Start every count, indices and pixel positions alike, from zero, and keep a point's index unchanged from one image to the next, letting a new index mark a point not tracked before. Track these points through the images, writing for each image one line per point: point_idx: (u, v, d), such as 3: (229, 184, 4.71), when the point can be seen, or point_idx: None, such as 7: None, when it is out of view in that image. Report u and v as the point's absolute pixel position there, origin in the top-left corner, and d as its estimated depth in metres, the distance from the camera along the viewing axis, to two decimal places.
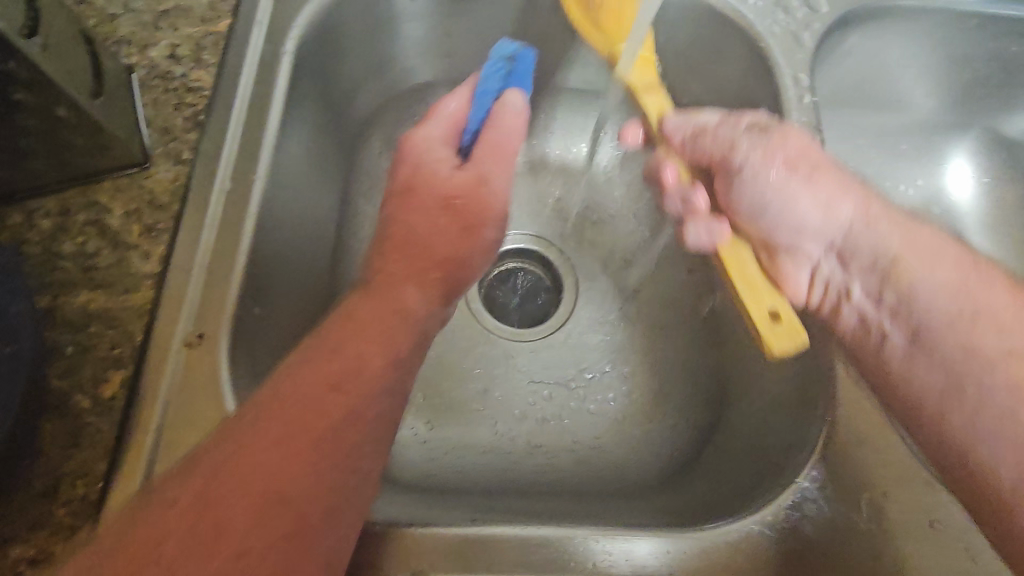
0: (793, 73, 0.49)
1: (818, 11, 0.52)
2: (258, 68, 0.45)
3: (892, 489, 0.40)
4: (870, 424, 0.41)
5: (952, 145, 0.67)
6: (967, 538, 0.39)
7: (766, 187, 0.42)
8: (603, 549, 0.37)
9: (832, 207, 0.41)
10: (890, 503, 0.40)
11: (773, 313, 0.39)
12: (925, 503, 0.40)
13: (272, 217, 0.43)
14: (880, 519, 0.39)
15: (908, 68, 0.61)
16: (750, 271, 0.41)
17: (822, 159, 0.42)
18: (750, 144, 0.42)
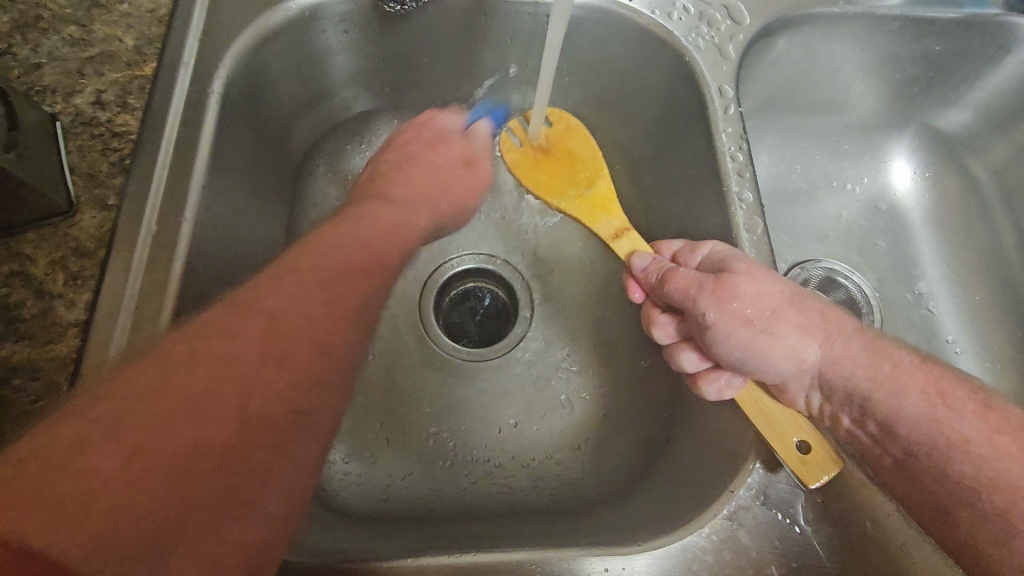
0: (718, 86, 0.50)
1: (740, 23, 0.53)
2: (185, 108, 0.45)
3: (834, 492, 0.39)
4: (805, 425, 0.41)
5: (892, 143, 0.68)
6: (904, 538, 0.38)
7: (734, 349, 0.39)
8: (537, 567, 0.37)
9: (799, 353, 0.39)
10: (832, 506, 0.39)
11: (801, 445, 0.39)
12: (868, 505, 0.39)
13: (205, 257, 0.43)
14: (818, 523, 0.39)
15: (839, 72, 0.63)
16: (773, 412, 0.40)
17: (780, 300, 0.40)
18: (711, 305, 0.40)
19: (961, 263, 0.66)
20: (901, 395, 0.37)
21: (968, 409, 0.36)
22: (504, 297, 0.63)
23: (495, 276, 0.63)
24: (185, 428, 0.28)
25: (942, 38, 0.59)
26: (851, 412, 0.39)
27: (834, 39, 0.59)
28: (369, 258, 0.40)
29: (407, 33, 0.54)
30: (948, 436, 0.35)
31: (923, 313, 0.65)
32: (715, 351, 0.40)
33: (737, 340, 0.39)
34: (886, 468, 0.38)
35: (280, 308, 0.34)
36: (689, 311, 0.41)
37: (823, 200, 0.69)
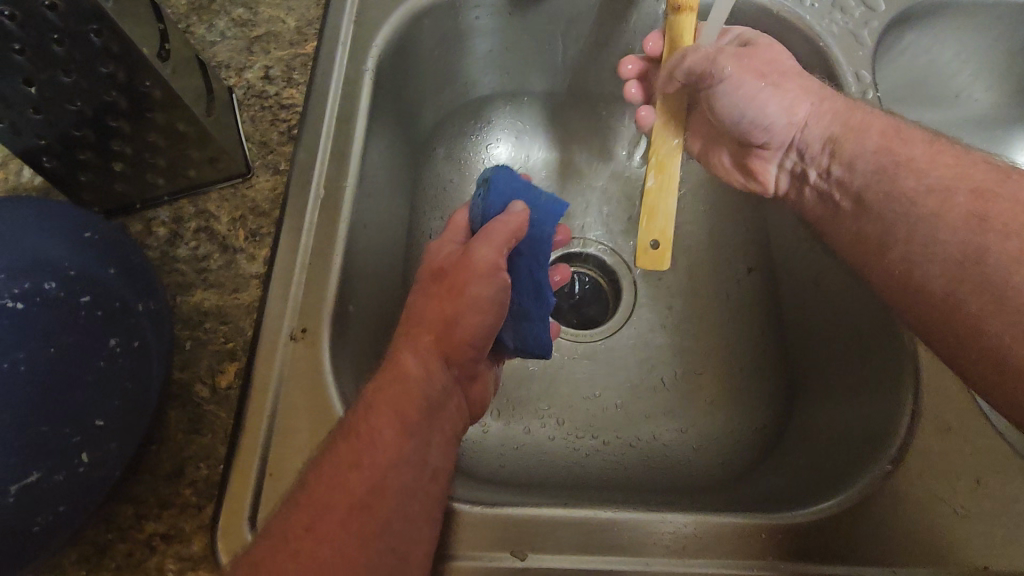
0: (853, 71, 0.50)
1: (875, 9, 0.53)
2: (345, 83, 0.48)
3: (987, 477, 0.38)
4: (956, 411, 0.40)
5: (1017, 138, 0.66)
6: None
7: (743, 88, 0.46)
8: (669, 523, 0.38)
9: (792, 110, 0.46)
10: (984, 492, 0.38)
11: (653, 243, 0.49)
12: (1022, 491, 0.38)
13: (361, 222, 0.46)
14: (968, 506, 0.38)
15: (966, 64, 0.61)
16: (663, 200, 0.49)
17: (789, 66, 0.47)
18: (731, 59, 0.46)
19: None
20: (862, 137, 0.44)
21: (921, 140, 0.42)
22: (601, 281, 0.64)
23: (595, 260, 0.64)
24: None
25: None
26: (823, 162, 0.46)
27: (964, 30, 0.58)
28: (410, 400, 0.37)
29: (537, 18, 0.56)
30: (896, 160, 0.42)
31: None
32: (717, 101, 0.49)
33: (745, 87, 0.46)
34: (844, 219, 0.45)
35: (373, 440, 0.35)
36: (704, 75, 0.47)
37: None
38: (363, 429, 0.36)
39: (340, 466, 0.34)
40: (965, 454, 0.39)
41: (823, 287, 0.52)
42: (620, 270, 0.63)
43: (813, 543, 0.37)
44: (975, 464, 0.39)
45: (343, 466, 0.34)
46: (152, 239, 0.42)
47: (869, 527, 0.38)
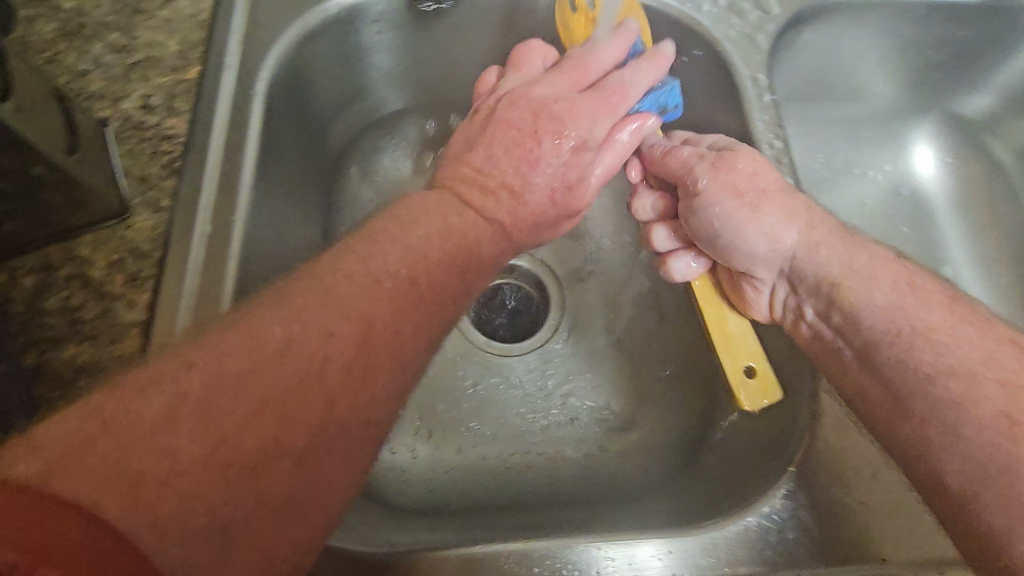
0: (751, 75, 0.51)
1: (770, 12, 0.54)
2: (232, 109, 0.45)
3: (882, 471, 0.39)
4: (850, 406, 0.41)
5: (914, 128, 0.69)
6: None
7: (718, 213, 0.43)
8: (606, 555, 0.36)
9: (776, 235, 0.42)
10: (880, 486, 0.39)
11: (748, 369, 0.43)
12: None
13: (256, 257, 0.44)
14: (868, 500, 0.38)
15: (864, 60, 0.63)
16: (728, 326, 0.45)
17: (772, 182, 0.43)
18: (707, 173, 0.43)
19: (992, 246, 0.66)
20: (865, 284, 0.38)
21: (937, 301, 0.36)
22: (530, 293, 0.64)
23: (522, 272, 0.64)
24: (233, 439, 0.28)
25: (967, 24, 0.59)
26: (817, 303, 0.40)
27: (860, 28, 0.60)
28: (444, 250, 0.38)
29: (440, 31, 0.55)
30: (911, 325, 0.36)
31: None
32: (697, 219, 0.44)
33: (718, 205, 0.43)
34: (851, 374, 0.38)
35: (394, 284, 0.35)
36: (682, 179, 0.45)
37: (850, 187, 0.69)
38: (383, 350, 0.33)
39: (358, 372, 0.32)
40: (865, 447, 0.39)
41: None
42: (548, 282, 0.63)
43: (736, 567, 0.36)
44: (874, 456, 0.39)
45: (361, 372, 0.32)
46: (18, 291, 0.39)
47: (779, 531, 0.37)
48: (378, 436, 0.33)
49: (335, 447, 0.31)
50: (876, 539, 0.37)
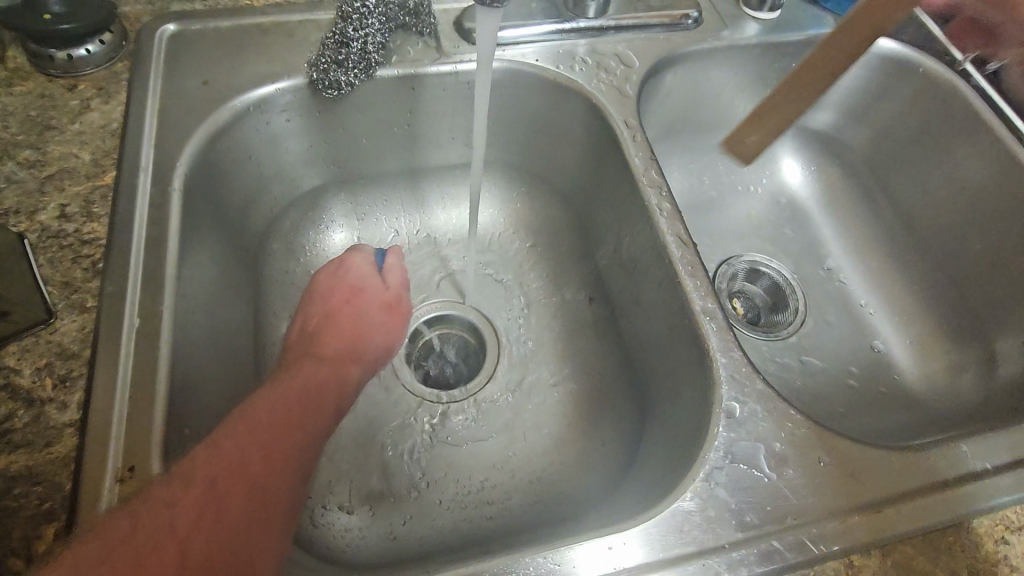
0: (624, 120, 0.59)
1: (631, 66, 0.63)
2: (150, 208, 0.48)
3: (782, 440, 0.43)
4: (746, 386, 0.45)
5: (779, 146, 0.80)
6: (849, 465, 0.42)
7: None
8: (552, 563, 0.38)
9: None
10: (784, 453, 0.42)
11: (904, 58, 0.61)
12: (810, 444, 0.43)
13: (186, 343, 0.46)
14: (778, 470, 0.42)
15: (722, 95, 0.74)
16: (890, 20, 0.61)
17: None
18: None
19: (858, 239, 0.76)
20: None
21: None
22: (467, 335, 0.69)
23: (455, 318, 0.69)
24: (166, 568, 0.33)
25: (795, 56, 0.70)
26: None
27: (712, 70, 0.70)
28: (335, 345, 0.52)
29: (346, 115, 0.61)
30: None
31: (837, 286, 0.75)
32: None
33: None
34: None
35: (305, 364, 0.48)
36: None
37: (733, 207, 0.80)
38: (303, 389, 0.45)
39: (226, 435, 0.39)
40: (763, 422, 0.44)
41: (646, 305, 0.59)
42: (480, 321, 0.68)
43: (671, 550, 0.39)
44: (773, 430, 0.43)
45: (210, 454, 0.38)
46: None
47: (701, 516, 0.40)
48: (296, 435, 0.42)
49: (263, 474, 0.38)
50: (791, 502, 0.41)
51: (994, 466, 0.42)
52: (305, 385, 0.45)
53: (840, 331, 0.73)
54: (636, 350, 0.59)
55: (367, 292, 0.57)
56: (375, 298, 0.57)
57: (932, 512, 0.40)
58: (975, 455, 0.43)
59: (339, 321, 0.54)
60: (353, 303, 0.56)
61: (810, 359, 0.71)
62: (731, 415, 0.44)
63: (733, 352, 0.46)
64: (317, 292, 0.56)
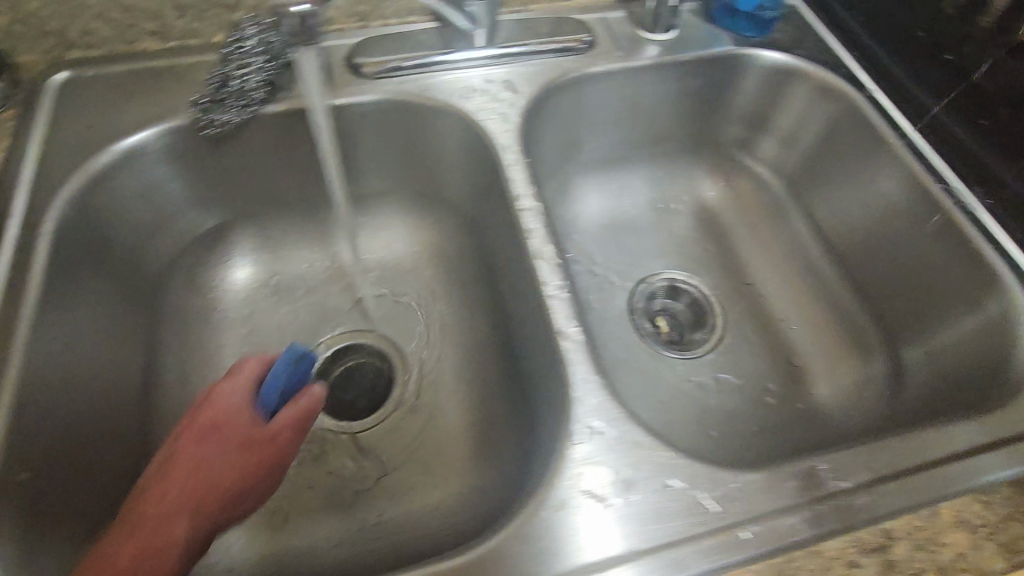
0: (503, 146, 0.61)
1: (517, 91, 0.65)
2: (14, 259, 0.50)
3: (623, 465, 0.43)
4: (592, 410, 0.45)
5: (693, 162, 0.79)
6: (690, 489, 0.41)
7: None
8: None
9: None
10: (624, 479, 0.42)
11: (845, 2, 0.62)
12: (653, 469, 0.43)
13: (42, 390, 0.48)
14: (616, 496, 0.41)
15: (627, 115, 0.73)
16: None
17: None
18: None
19: (777, 252, 0.75)
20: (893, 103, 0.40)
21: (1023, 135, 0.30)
22: (380, 365, 0.68)
23: (365, 347, 0.69)
24: None
25: (694, 74, 0.71)
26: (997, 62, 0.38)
27: (611, 90, 0.69)
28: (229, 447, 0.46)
29: (234, 153, 0.62)
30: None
31: (758, 301, 0.74)
32: None
33: None
34: None
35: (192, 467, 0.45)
36: None
37: (655, 225, 0.79)
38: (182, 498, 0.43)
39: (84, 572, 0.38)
40: (605, 448, 0.43)
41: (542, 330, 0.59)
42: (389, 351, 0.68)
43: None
44: (616, 455, 0.43)
45: None
46: None
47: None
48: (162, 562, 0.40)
49: None
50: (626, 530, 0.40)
51: (842, 484, 0.41)
52: (184, 492, 0.43)
53: (758, 347, 0.71)
54: (524, 376, 0.59)
55: (229, 429, 0.47)
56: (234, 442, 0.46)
57: (769, 537, 0.39)
58: (830, 475, 0.42)
59: (177, 470, 0.44)
60: (210, 447, 0.45)
61: (726, 376, 0.70)
62: (574, 441, 0.44)
63: (587, 376, 0.46)
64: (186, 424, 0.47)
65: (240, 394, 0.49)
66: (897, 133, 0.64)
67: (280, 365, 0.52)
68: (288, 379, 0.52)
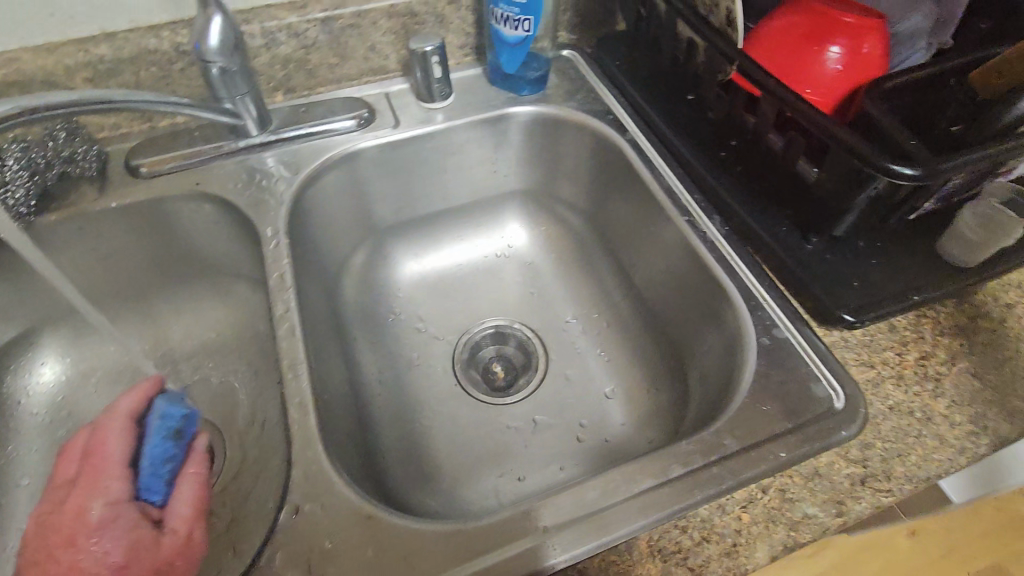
0: (262, 230, 0.62)
1: (288, 174, 0.67)
2: None
3: (343, 537, 0.43)
4: (319, 484, 0.46)
5: (504, 214, 0.83)
6: (404, 550, 0.43)
7: None
8: None
9: None
10: (341, 552, 0.43)
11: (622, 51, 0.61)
12: (373, 535, 0.43)
13: None
14: (328, 570, 0.42)
15: (422, 181, 0.77)
16: None
17: None
18: None
19: (585, 292, 0.79)
20: None
21: None
22: None
23: None
24: None
25: (475, 135, 0.75)
26: None
27: (396, 161, 0.73)
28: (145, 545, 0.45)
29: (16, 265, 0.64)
30: None
31: (573, 338, 0.77)
32: None
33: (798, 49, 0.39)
34: None
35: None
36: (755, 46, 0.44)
37: (480, 276, 0.82)
38: None
39: None
40: (328, 520, 0.44)
41: (332, 399, 0.61)
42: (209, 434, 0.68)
43: None
44: (338, 526, 0.44)
45: None
46: None
47: None
48: None
49: None
50: None
51: (545, 528, 0.44)
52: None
53: (574, 384, 0.73)
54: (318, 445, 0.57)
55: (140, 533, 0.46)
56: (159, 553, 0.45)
57: None
58: (536, 522, 0.44)
59: None
60: (127, 570, 0.44)
61: (542, 417, 0.71)
62: (297, 517, 0.44)
63: (316, 451, 0.47)
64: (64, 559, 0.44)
65: (123, 497, 0.48)
66: (653, 173, 0.68)
67: (160, 448, 0.52)
68: (173, 453, 0.53)
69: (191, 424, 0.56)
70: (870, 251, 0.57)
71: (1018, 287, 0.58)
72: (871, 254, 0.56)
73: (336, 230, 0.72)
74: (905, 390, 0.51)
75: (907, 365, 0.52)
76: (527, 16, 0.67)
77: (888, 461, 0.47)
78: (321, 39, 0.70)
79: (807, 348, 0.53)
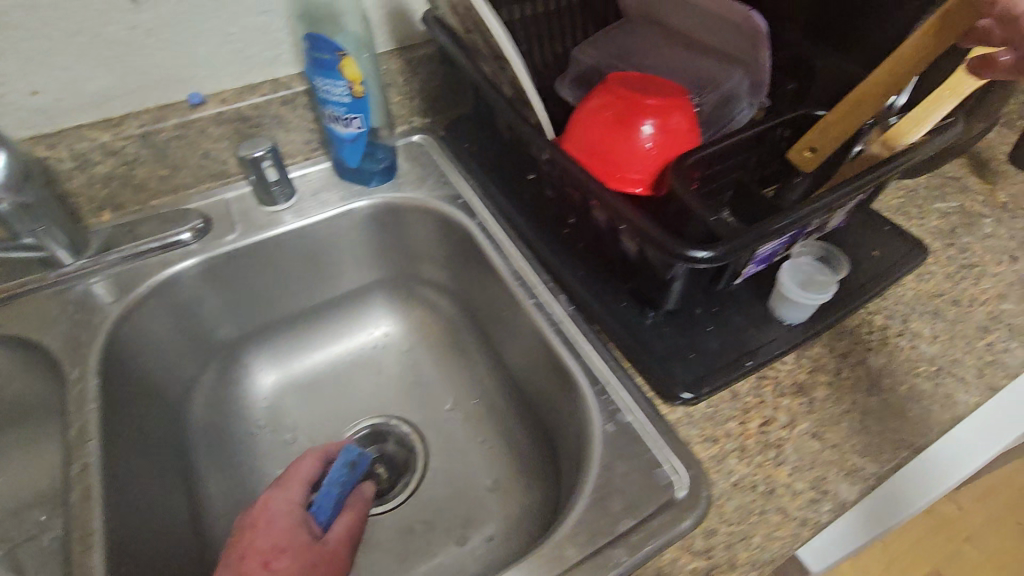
0: (72, 373, 0.57)
1: (110, 303, 0.62)
2: None
3: None
4: None
5: (371, 305, 0.81)
6: None
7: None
8: None
9: None
10: None
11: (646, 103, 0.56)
12: None
13: None
14: None
15: (275, 286, 0.74)
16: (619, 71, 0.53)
17: None
18: None
19: (459, 377, 0.77)
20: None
21: None
22: None
23: None
24: None
25: (325, 233, 0.73)
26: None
27: (243, 271, 0.70)
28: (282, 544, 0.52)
29: None
30: None
31: (453, 428, 0.74)
32: None
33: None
34: None
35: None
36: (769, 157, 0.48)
37: (352, 373, 0.79)
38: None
39: None
40: None
41: (164, 552, 0.55)
42: None
43: None
44: None
45: None
46: None
47: None
48: None
49: None
50: None
51: None
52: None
53: (456, 480, 0.70)
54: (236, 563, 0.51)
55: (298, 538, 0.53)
56: (312, 553, 0.52)
57: None
58: None
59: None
60: (286, 562, 0.51)
61: (422, 522, 0.67)
62: None
63: None
64: (248, 539, 0.52)
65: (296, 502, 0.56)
66: (502, 255, 0.67)
67: (337, 472, 0.60)
68: (345, 481, 0.60)
69: (365, 461, 0.63)
70: (705, 317, 0.57)
71: (852, 335, 0.60)
72: (705, 320, 0.57)
73: (180, 351, 0.68)
74: (747, 463, 0.50)
75: (749, 435, 0.52)
76: (355, 116, 0.65)
77: (732, 548, 0.45)
78: (143, 154, 0.67)
79: (650, 431, 0.52)
